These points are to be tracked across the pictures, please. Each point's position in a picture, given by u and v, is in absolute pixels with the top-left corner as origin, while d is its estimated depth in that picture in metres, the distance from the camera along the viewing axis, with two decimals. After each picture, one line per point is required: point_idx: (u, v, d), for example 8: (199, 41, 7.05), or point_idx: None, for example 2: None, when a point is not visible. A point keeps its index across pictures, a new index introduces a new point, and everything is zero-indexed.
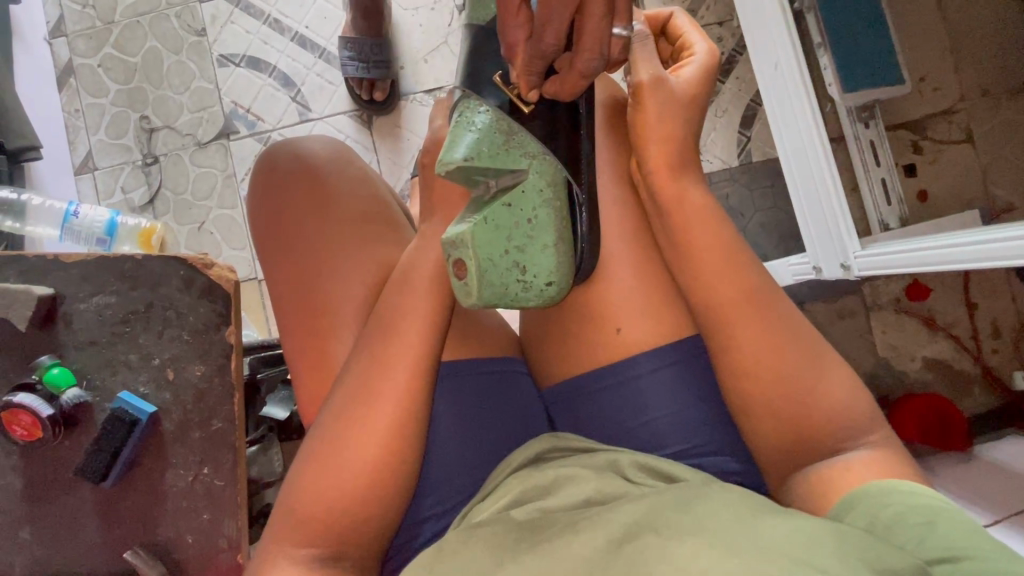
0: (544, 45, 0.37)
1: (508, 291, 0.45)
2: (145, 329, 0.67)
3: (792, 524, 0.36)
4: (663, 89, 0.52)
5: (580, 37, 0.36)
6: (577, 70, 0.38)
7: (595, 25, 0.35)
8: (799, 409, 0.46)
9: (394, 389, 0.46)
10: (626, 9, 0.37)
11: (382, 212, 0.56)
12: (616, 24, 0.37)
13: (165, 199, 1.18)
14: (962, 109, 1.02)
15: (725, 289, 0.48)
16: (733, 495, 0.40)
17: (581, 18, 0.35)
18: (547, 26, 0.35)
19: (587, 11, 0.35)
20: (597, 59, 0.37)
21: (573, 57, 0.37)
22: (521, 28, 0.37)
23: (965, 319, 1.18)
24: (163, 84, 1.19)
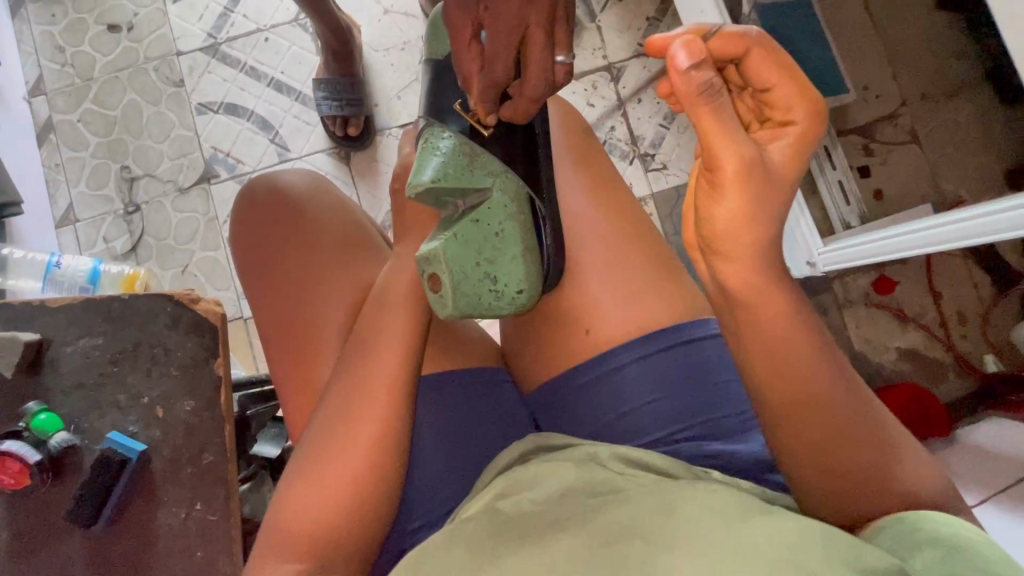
0: (495, 74, 0.41)
1: (482, 300, 0.47)
2: (133, 369, 0.68)
3: (779, 524, 0.38)
4: (741, 180, 0.42)
5: (526, 66, 0.41)
6: (527, 95, 0.42)
7: (538, 54, 0.40)
8: (864, 471, 0.44)
9: (376, 406, 0.47)
10: (566, 39, 0.41)
11: (361, 237, 0.59)
12: (559, 52, 0.41)
13: (148, 246, 1.19)
14: (906, 113, 1.10)
15: (800, 364, 0.44)
16: (717, 494, 0.41)
17: (525, 47, 0.39)
18: (497, 54, 0.40)
19: (529, 42, 0.39)
20: (542, 83, 0.41)
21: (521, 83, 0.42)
22: (473, 59, 0.41)
23: (933, 309, 1.22)
24: (142, 135, 1.22)
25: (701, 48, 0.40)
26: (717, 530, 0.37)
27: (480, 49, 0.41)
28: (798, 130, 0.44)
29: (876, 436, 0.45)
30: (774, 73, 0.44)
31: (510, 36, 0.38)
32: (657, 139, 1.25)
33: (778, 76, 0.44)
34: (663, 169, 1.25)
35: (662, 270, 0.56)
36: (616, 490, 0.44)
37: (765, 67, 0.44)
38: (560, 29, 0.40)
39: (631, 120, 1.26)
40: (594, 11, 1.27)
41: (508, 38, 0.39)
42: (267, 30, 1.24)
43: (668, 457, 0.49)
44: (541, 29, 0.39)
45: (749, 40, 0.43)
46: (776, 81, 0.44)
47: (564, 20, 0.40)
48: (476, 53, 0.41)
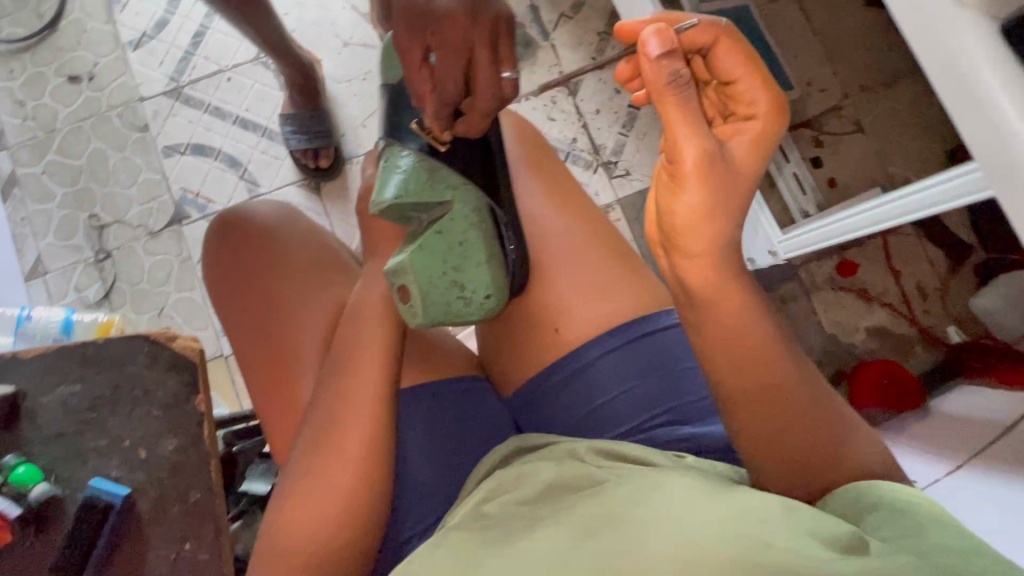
0: (447, 92, 0.44)
1: (451, 307, 0.49)
2: (113, 412, 0.67)
3: (743, 503, 0.40)
4: (701, 176, 0.45)
5: (475, 84, 0.43)
6: (478, 110, 0.45)
7: (485, 73, 0.42)
8: (820, 444, 0.47)
9: (357, 420, 0.48)
10: (511, 54, 0.42)
11: (332, 257, 0.60)
12: (505, 69, 0.43)
13: (122, 291, 1.19)
14: (849, 105, 1.16)
15: (760, 351, 0.48)
16: (683, 479, 0.44)
17: (473, 67, 0.42)
18: (447, 76, 0.42)
19: (475, 64, 0.42)
20: (492, 101, 0.44)
21: (472, 100, 0.44)
22: (425, 81, 0.44)
23: (895, 287, 1.28)
24: (110, 182, 1.22)
25: (670, 41, 0.43)
26: (685, 514, 0.39)
27: (430, 70, 0.43)
28: (757, 125, 0.47)
29: (829, 413, 0.48)
30: (738, 66, 0.47)
31: (457, 58, 0.42)
32: (618, 147, 1.30)
33: (741, 71, 0.47)
34: (627, 175, 1.29)
35: (624, 264, 0.58)
36: (593, 482, 0.46)
37: (730, 60, 0.47)
38: (503, 46, 0.42)
39: (591, 130, 1.30)
40: (547, 29, 1.33)
41: (455, 59, 0.42)
42: (229, 70, 1.26)
43: (648, 448, 0.50)
44: (485, 50, 0.41)
45: (716, 35, 0.46)
46: (739, 75, 0.47)
47: (508, 37, 0.42)
48: (428, 77, 0.43)
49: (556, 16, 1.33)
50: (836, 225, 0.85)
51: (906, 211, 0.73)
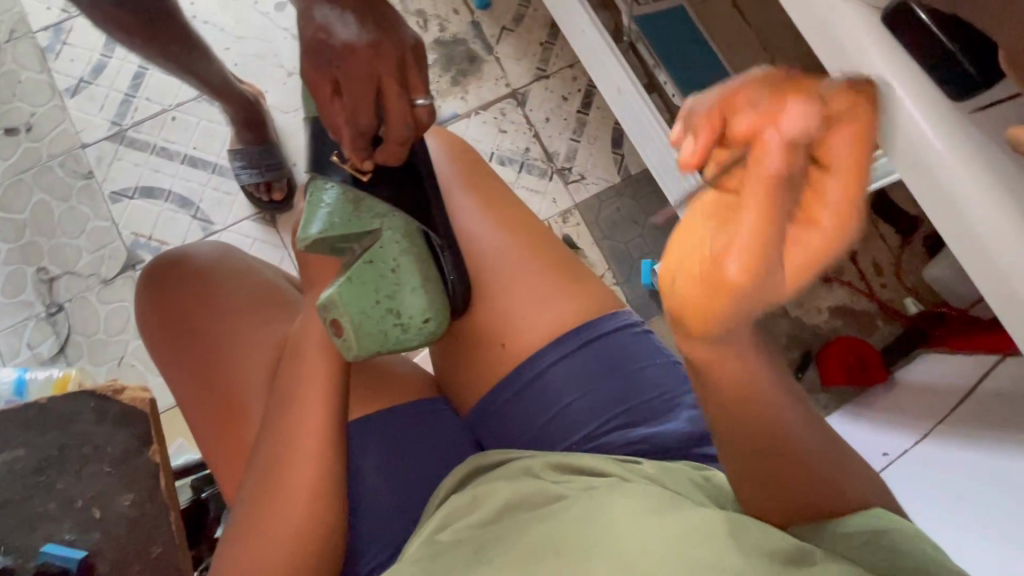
0: (360, 123, 0.44)
1: (388, 335, 0.50)
2: (63, 473, 0.65)
3: (695, 521, 0.40)
4: (725, 286, 0.33)
5: (387, 112, 0.44)
6: (393, 140, 0.45)
7: (395, 101, 0.43)
8: (820, 483, 0.45)
9: (304, 462, 0.48)
10: (421, 83, 0.44)
11: (272, 293, 0.59)
12: (417, 96, 0.44)
13: (78, 344, 1.15)
14: None
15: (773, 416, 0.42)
16: (637, 497, 0.44)
17: (382, 97, 0.43)
18: (359, 106, 0.43)
19: (385, 92, 0.43)
20: (407, 129, 0.45)
21: (386, 129, 0.45)
22: (338, 114, 0.45)
23: (851, 265, 1.31)
24: (56, 232, 1.19)
25: (784, 116, 0.30)
26: (643, 540, 0.39)
27: (341, 102, 0.44)
28: (825, 243, 0.32)
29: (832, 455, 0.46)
30: (853, 165, 0.31)
31: (366, 89, 0.42)
32: (571, 152, 1.31)
33: (848, 168, 0.31)
34: (582, 179, 1.30)
35: (565, 274, 0.58)
36: (552, 504, 0.45)
37: (844, 151, 0.31)
38: (413, 76, 0.44)
39: (543, 139, 1.32)
40: (490, 43, 1.34)
41: (363, 90, 0.43)
42: (173, 109, 1.24)
43: (604, 456, 0.51)
44: (394, 79, 0.43)
45: (843, 116, 0.31)
46: (839, 175, 0.31)
47: (415, 68, 0.44)
48: (340, 106, 0.44)
49: (498, 30, 1.34)
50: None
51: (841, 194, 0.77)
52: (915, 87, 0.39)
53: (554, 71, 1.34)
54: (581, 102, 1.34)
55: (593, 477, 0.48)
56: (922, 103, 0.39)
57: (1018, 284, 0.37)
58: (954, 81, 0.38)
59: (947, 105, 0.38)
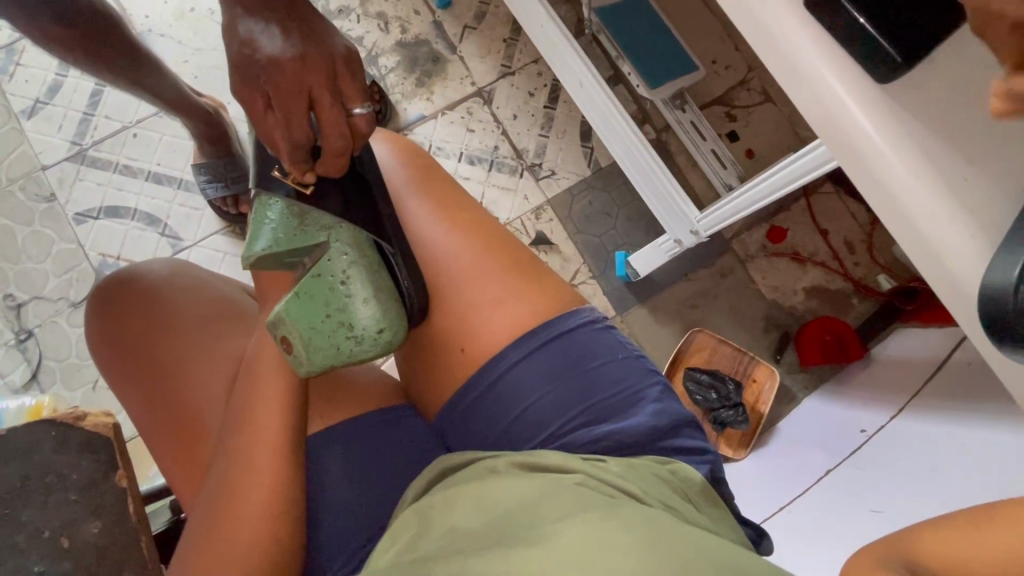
0: (295, 135, 0.43)
1: (341, 349, 0.49)
2: (26, 505, 0.63)
3: (667, 535, 0.39)
4: None
5: (322, 125, 0.43)
6: (330, 151, 0.44)
7: (329, 112, 0.42)
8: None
9: (258, 480, 0.48)
10: (356, 91, 0.44)
11: (226, 307, 0.59)
12: (354, 106, 0.44)
13: (50, 370, 1.13)
14: (754, 77, 1.28)
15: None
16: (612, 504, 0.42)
17: (316, 108, 0.42)
18: (292, 119, 0.42)
19: (319, 104, 0.42)
20: (343, 138, 0.44)
21: (323, 141, 0.44)
22: (273, 128, 0.43)
23: (824, 245, 1.32)
24: (21, 258, 1.16)
25: None
26: (620, 554, 0.37)
27: (274, 115, 0.43)
28: None
29: None
30: None
31: (299, 101, 0.42)
32: (540, 148, 1.31)
33: None
34: (552, 175, 1.30)
35: (524, 273, 0.57)
36: (523, 502, 0.42)
37: None
38: (347, 86, 0.43)
39: (511, 136, 1.31)
40: (453, 42, 1.33)
41: (295, 103, 0.42)
42: (133, 126, 1.22)
43: (569, 455, 0.49)
44: (327, 91, 0.42)
45: None
46: None
47: (348, 77, 0.43)
48: (273, 119, 0.43)
49: (460, 29, 1.33)
50: (752, 192, 0.89)
51: (797, 175, 0.79)
52: (846, 75, 0.39)
53: (519, 67, 1.33)
54: (548, 97, 1.33)
55: (561, 474, 0.46)
56: (852, 87, 0.38)
57: (954, 262, 0.36)
58: (881, 63, 0.37)
59: (876, 90, 0.38)
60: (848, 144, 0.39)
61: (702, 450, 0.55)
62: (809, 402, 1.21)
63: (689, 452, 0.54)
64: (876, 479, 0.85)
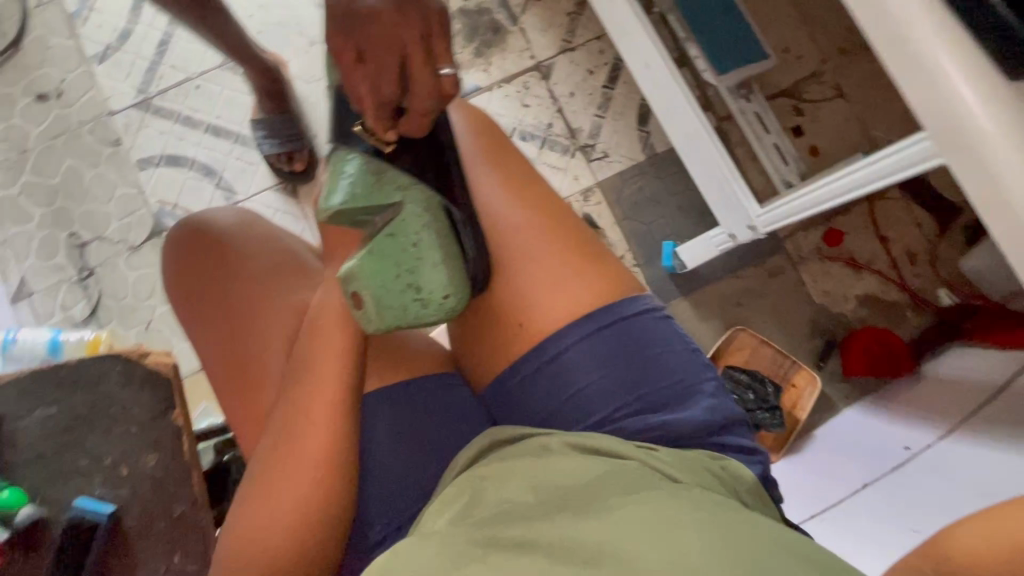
0: (383, 93, 0.42)
1: (408, 310, 0.49)
2: (91, 432, 0.68)
3: (724, 527, 0.38)
4: None
5: (412, 82, 0.42)
6: (418, 112, 0.45)
7: (421, 73, 0.42)
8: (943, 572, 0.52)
9: (316, 430, 0.49)
10: (446, 49, 0.42)
11: (293, 262, 0.60)
12: (442, 65, 0.42)
13: (108, 308, 1.18)
14: (828, 70, 1.22)
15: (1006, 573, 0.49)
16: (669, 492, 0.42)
17: (408, 69, 0.42)
18: (382, 74, 0.42)
19: (410, 61, 0.41)
20: (433, 101, 0.44)
21: (411, 102, 0.44)
22: (360, 82, 0.42)
23: (882, 253, 1.26)
24: (85, 198, 1.21)
25: None
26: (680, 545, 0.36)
27: (364, 70, 0.42)
28: None
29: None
30: None
31: (391, 58, 0.41)
32: (595, 129, 1.28)
33: None
34: (605, 157, 1.27)
35: (587, 254, 0.56)
36: (578, 484, 0.42)
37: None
38: (438, 44, 0.42)
39: (567, 114, 1.28)
40: (515, 13, 1.30)
41: (389, 62, 0.41)
42: (197, 77, 1.24)
43: (625, 442, 0.49)
44: (420, 48, 0.41)
45: None
46: None
47: (440, 35, 0.42)
48: (363, 73, 0.42)
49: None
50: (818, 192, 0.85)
51: (876, 177, 0.74)
52: (967, 64, 0.37)
53: (580, 44, 1.30)
54: (607, 77, 1.29)
55: (616, 459, 0.46)
56: (972, 78, 0.37)
57: None
58: (1012, 54, 0.35)
59: (1001, 84, 0.36)
60: (956, 138, 0.38)
61: (753, 451, 0.53)
62: (848, 414, 1.18)
63: (742, 451, 0.53)
64: (926, 496, 0.84)
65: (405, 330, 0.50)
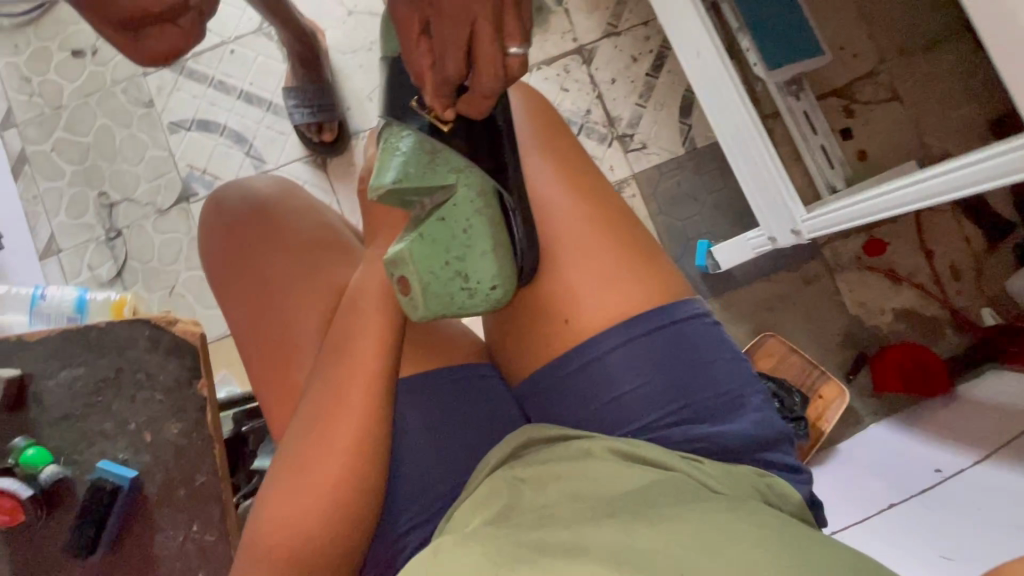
0: (448, 72, 0.41)
1: (455, 299, 0.48)
2: (117, 395, 0.68)
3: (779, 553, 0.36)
4: None
5: (477, 63, 0.40)
6: (480, 93, 0.42)
7: (487, 49, 0.39)
8: None
9: (351, 414, 0.49)
10: (517, 23, 0.39)
11: (333, 240, 0.60)
12: (511, 44, 0.39)
13: (134, 270, 1.18)
14: (884, 70, 1.15)
15: None
16: (715, 513, 0.41)
17: (474, 44, 0.39)
18: (447, 53, 0.39)
19: (478, 39, 0.38)
20: (496, 82, 0.41)
21: (474, 82, 0.41)
22: (423, 57, 0.41)
23: (926, 266, 1.21)
24: (116, 158, 1.20)
25: None
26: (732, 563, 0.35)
27: (429, 44, 0.40)
28: None
29: None
30: None
31: (458, 34, 0.38)
32: (635, 118, 1.24)
33: None
34: (643, 148, 1.23)
35: (639, 253, 0.54)
36: (618, 496, 0.43)
37: None
38: (510, 19, 0.38)
39: (606, 101, 1.24)
40: None
41: (454, 35, 0.38)
42: (232, 41, 1.22)
43: (665, 450, 0.48)
44: (489, 24, 0.38)
45: None
46: None
47: (512, 6, 0.38)
48: (427, 49, 0.40)
49: None
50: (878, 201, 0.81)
51: (939, 191, 0.71)
52: None
53: (626, 28, 1.25)
54: (652, 64, 1.24)
55: (658, 472, 0.46)
56: None
57: None
58: None
59: None
60: None
61: (795, 469, 0.52)
62: (876, 429, 1.14)
63: (783, 468, 0.52)
64: (953, 525, 0.80)
65: (448, 317, 0.49)
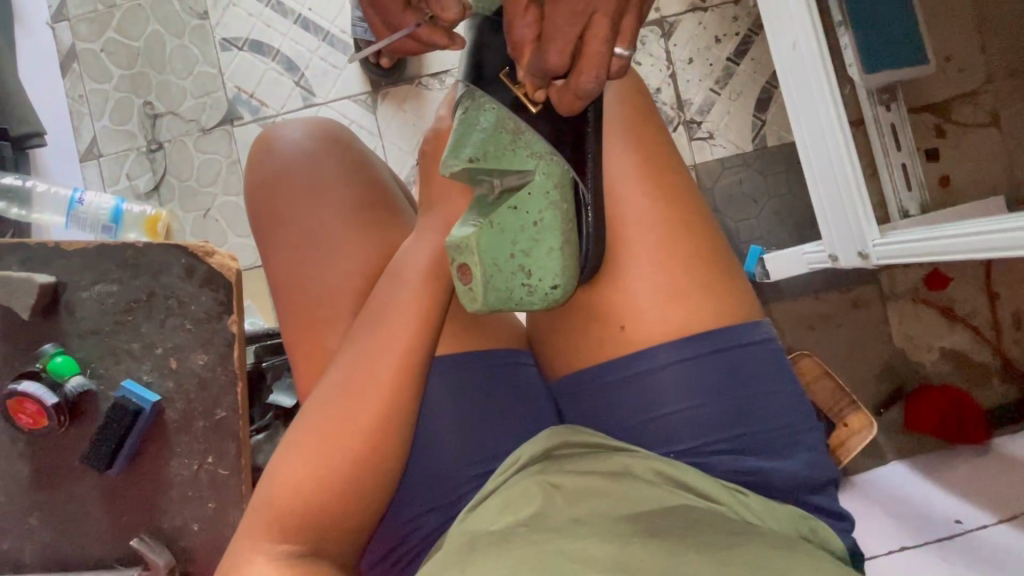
0: (547, 59, 0.36)
1: (513, 294, 0.45)
2: (147, 318, 0.66)
3: None
4: None
5: (579, 61, 0.36)
6: (574, 91, 0.37)
7: (595, 47, 0.35)
8: None
9: (379, 389, 0.46)
10: (633, 30, 0.35)
11: (384, 202, 0.57)
12: (618, 45, 0.36)
13: (171, 186, 1.16)
14: (989, 91, 1.04)
15: None
16: (762, 549, 0.38)
17: (586, 36, 0.34)
18: (554, 37, 0.35)
19: (590, 35, 0.34)
20: (595, 83, 0.36)
21: (571, 78, 0.37)
22: (526, 32, 0.37)
23: (986, 310, 1.14)
24: (165, 69, 1.16)
25: None
26: None
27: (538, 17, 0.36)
28: None
29: None
30: None
31: (572, 22, 0.34)
32: (706, 104, 1.15)
33: None
34: (709, 138, 1.15)
35: (711, 268, 0.51)
36: (658, 518, 0.40)
37: None
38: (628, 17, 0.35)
39: (679, 81, 1.15)
40: None
41: (567, 23, 0.34)
42: None
43: (708, 481, 0.46)
44: (607, 18, 0.34)
45: None
46: None
47: (635, 7, 0.35)
48: (535, 20, 0.35)
49: None
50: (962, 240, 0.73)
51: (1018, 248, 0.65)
52: None
53: (714, 4, 1.15)
54: (735, 48, 1.15)
55: (696, 500, 0.44)
56: None
57: None
58: None
59: None
60: None
61: (831, 514, 0.51)
62: (896, 467, 1.09)
63: (819, 511, 0.50)
64: None
65: (499, 309, 0.46)
